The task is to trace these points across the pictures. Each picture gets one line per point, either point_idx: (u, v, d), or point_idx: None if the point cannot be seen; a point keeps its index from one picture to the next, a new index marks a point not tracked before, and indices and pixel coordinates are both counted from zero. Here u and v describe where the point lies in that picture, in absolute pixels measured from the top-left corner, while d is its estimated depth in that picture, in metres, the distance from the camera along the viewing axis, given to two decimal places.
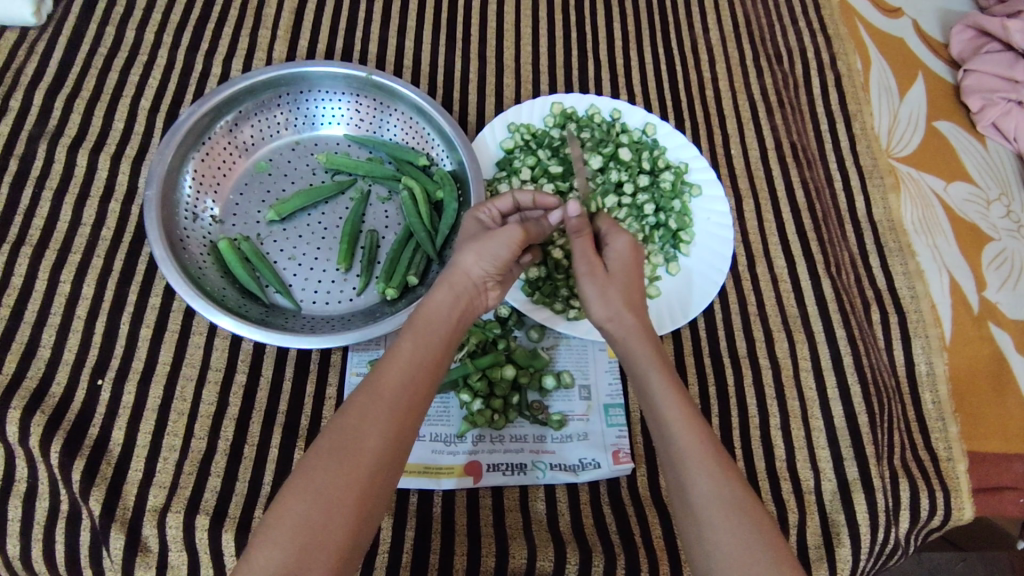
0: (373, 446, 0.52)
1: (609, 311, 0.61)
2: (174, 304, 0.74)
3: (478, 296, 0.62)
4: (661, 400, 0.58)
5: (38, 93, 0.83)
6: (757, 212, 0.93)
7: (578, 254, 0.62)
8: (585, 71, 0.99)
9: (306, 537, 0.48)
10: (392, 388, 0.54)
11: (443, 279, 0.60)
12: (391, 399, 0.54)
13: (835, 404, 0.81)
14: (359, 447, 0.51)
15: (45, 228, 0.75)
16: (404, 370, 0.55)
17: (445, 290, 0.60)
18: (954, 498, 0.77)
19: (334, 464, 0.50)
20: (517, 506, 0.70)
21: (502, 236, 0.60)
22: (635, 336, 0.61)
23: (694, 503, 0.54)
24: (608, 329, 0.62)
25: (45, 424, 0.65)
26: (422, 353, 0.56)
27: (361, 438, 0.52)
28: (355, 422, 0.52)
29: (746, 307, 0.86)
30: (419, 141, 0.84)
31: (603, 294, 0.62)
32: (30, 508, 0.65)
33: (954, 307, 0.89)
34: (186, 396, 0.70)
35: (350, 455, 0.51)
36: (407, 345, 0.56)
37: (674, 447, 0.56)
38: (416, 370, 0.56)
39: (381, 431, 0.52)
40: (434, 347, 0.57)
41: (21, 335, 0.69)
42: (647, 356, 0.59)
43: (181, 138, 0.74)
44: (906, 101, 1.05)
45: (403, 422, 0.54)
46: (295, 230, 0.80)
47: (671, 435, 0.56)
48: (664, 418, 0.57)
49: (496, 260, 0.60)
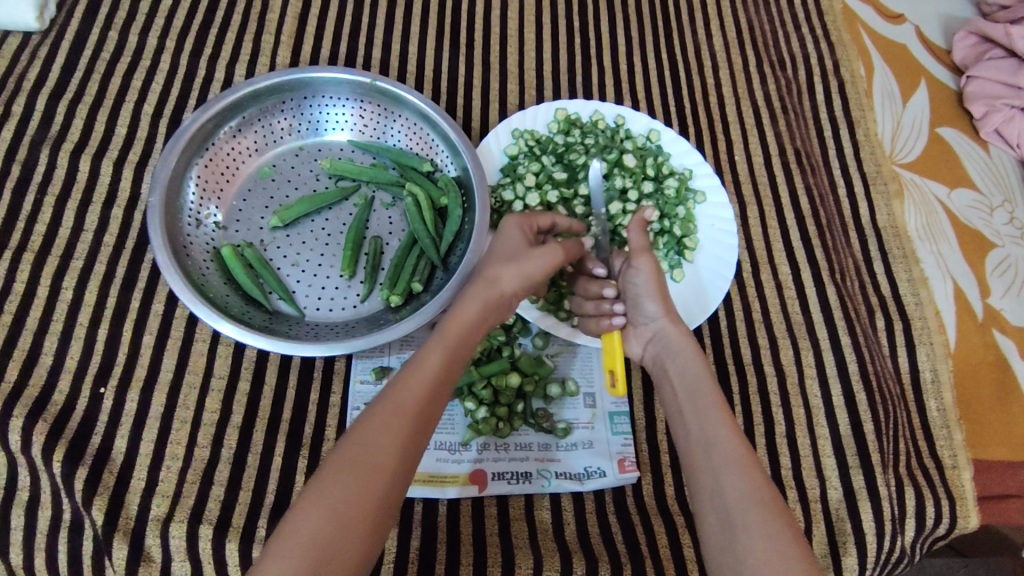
0: (392, 457, 0.52)
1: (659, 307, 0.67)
2: (177, 310, 0.74)
3: (501, 313, 0.62)
4: (702, 402, 0.60)
5: (40, 99, 0.82)
6: (761, 218, 0.92)
7: (647, 270, 0.67)
8: (588, 76, 0.99)
9: (320, 547, 0.47)
10: (414, 400, 0.54)
11: (476, 292, 0.60)
12: (412, 414, 0.53)
13: (840, 411, 0.81)
14: (377, 458, 0.51)
15: (48, 235, 0.75)
16: (427, 384, 0.55)
17: (475, 302, 0.59)
18: (959, 507, 0.77)
19: (354, 475, 0.50)
20: (522, 515, 0.70)
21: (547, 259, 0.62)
22: (684, 344, 0.65)
23: (727, 503, 0.53)
24: (655, 329, 0.67)
25: (48, 432, 0.64)
26: (446, 366, 0.57)
27: (380, 450, 0.51)
28: (373, 434, 0.52)
29: (750, 314, 0.86)
30: (423, 147, 0.83)
31: (659, 289, 0.67)
32: (32, 517, 0.65)
33: (959, 314, 0.89)
34: (189, 404, 0.69)
35: (368, 466, 0.50)
36: (431, 358, 0.56)
37: (713, 448, 0.56)
38: (438, 386, 0.56)
39: (399, 445, 0.52)
40: (455, 364, 0.58)
41: (23, 342, 0.69)
42: (692, 362, 0.63)
43: (184, 144, 0.73)
44: (909, 107, 1.05)
45: (417, 434, 0.54)
46: (299, 237, 0.79)
47: (712, 435, 0.57)
48: (709, 422, 0.58)
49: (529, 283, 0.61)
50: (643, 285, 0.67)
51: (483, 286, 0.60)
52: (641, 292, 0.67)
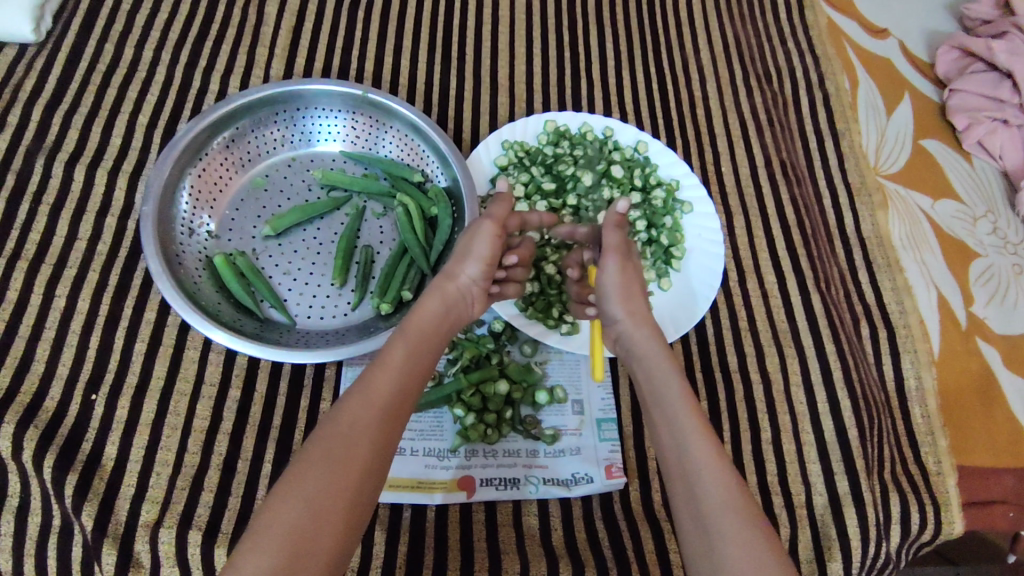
0: (364, 451, 0.52)
1: (632, 308, 0.64)
2: (170, 318, 0.74)
3: (467, 306, 0.66)
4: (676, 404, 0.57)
5: (36, 109, 0.83)
6: (748, 228, 0.94)
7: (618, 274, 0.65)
8: (578, 89, 1.01)
9: (296, 541, 0.47)
10: (383, 396, 0.55)
11: (435, 288, 0.63)
12: (381, 407, 0.54)
13: (825, 418, 0.82)
14: (349, 452, 0.51)
15: (41, 243, 0.76)
16: (395, 377, 0.56)
17: (433, 297, 0.62)
18: (944, 513, 0.77)
19: (326, 469, 0.50)
20: (510, 520, 0.71)
21: (482, 231, 0.64)
22: (651, 346, 0.62)
23: (704, 509, 0.52)
24: (626, 329, 0.64)
25: (39, 438, 0.65)
26: (412, 363, 0.58)
27: (350, 444, 0.51)
28: (343, 428, 0.52)
29: (737, 322, 0.87)
30: (414, 158, 0.85)
31: (628, 292, 0.64)
32: (23, 522, 0.65)
33: (943, 322, 0.91)
34: (180, 410, 0.70)
35: (340, 460, 0.51)
36: (397, 352, 0.58)
37: (685, 452, 0.54)
38: (405, 380, 0.56)
39: (370, 439, 0.52)
40: (424, 357, 0.59)
41: (15, 349, 0.69)
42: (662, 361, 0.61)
43: (177, 156, 0.74)
44: (893, 120, 1.07)
45: (390, 429, 0.54)
46: (291, 246, 0.80)
47: (683, 440, 0.55)
48: (680, 425, 0.56)
49: (479, 259, 0.64)
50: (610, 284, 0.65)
51: (442, 282, 0.63)
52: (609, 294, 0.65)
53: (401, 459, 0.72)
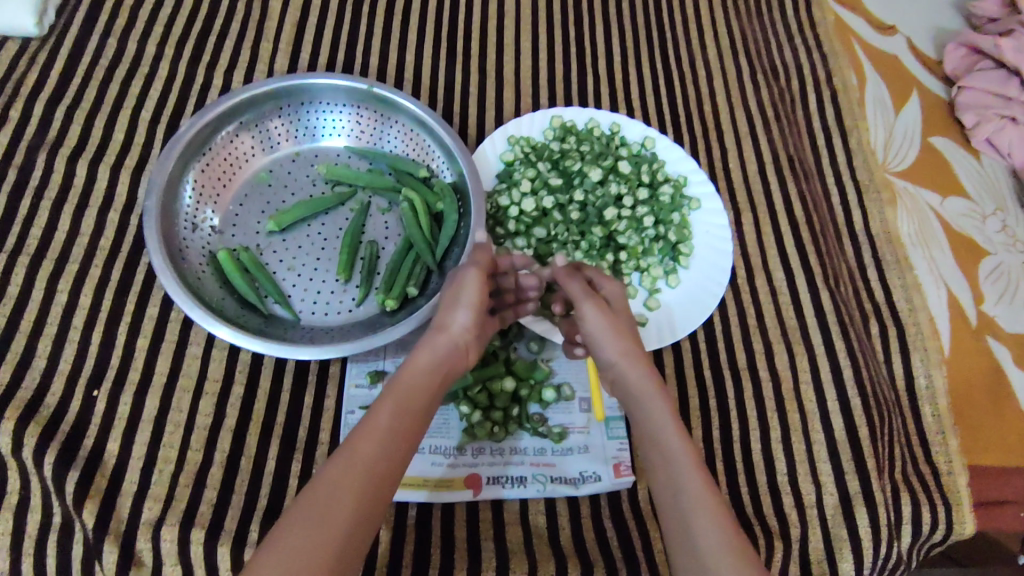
0: (345, 516, 0.49)
1: (623, 347, 0.61)
2: (172, 314, 0.74)
3: (464, 358, 0.62)
4: (670, 444, 0.56)
5: (38, 103, 0.83)
6: (756, 225, 0.93)
7: (590, 317, 0.63)
8: (584, 84, 1.00)
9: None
10: (369, 456, 0.51)
11: (427, 341, 0.59)
12: (366, 468, 0.51)
13: (835, 416, 0.81)
14: (329, 519, 0.48)
15: (43, 238, 0.75)
16: (380, 440, 0.52)
17: (425, 350, 0.58)
18: (955, 512, 0.76)
19: (304, 537, 0.47)
20: (517, 520, 0.70)
21: (468, 278, 0.62)
22: (645, 386, 0.60)
23: (700, 553, 0.51)
24: (618, 368, 0.61)
25: (39, 434, 0.64)
26: (404, 417, 0.54)
27: (332, 511, 0.48)
28: (325, 491, 0.49)
29: (745, 319, 0.86)
30: (419, 152, 0.84)
31: (616, 333, 0.62)
32: (22, 520, 0.64)
33: (952, 320, 0.90)
34: (183, 406, 0.69)
35: (320, 527, 0.48)
36: (383, 412, 0.54)
37: (683, 500, 0.53)
38: (394, 437, 0.53)
39: (352, 504, 0.49)
40: (414, 415, 0.55)
41: (16, 344, 0.68)
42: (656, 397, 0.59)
43: (181, 150, 0.73)
44: (901, 117, 1.06)
45: (376, 491, 0.51)
46: (295, 241, 0.79)
47: (679, 487, 0.54)
48: (676, 467, 0.55)
49: (468, 309, 0.61)
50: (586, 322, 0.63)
51: (436, 331, 0.59)
52: (594, 335, 0.63)
53: None
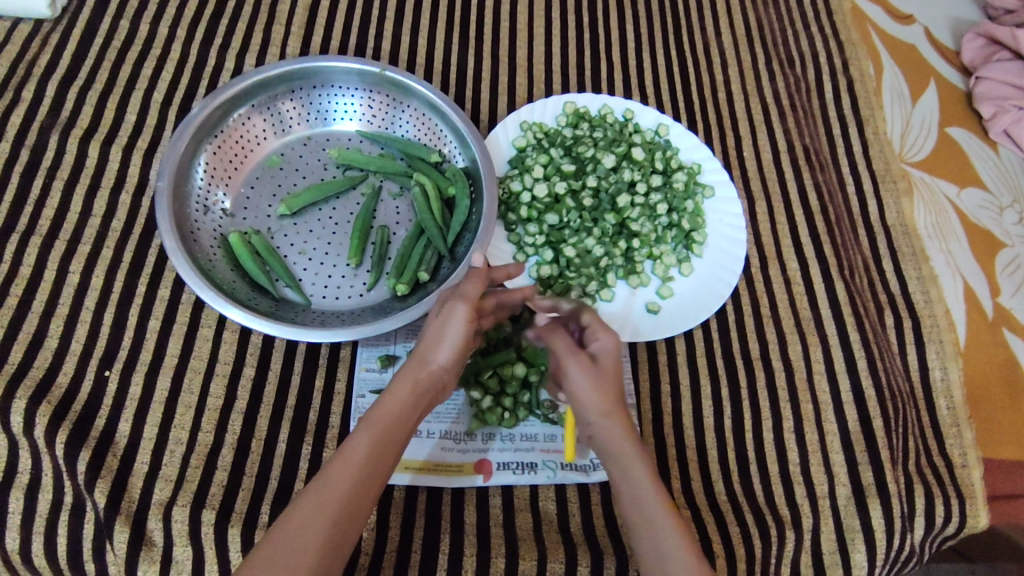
0: (311, 554, 0.50)
1: (606, 409, 0.59)
2: (184, 295, 0.73)
3: (440, 390, 0.61)
4: (650, 503, 0.57)
5: (51, 84, 0.82)
6: (770, 214, 0.92)
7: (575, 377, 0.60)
8: (598, 71, 0.99)
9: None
10: (338, 495, 0.52)
11: (405, 373, 0.58)
12: (335, 507, 0.52)
13: (848, 407, 0.80)
14: (296, 557, 0.50)
15: (55, 219, 0.75)
16: (354, 476, 0.53)
17: (403, 385, 0.57)
18: (969, 506, 0.76)
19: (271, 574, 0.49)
20: (527, 506, 0.69)
21: (454, 317, 0.59)
22: (625, 446, 0.58)
23: None
24: (598, 429, 0.60)
25: (51, 414, 0.64)
26: (377, 455, 0.55)
27: (298, 548, 0.50)
28: (294, 529, 0.51)
29: (758, 308, 0.85)
30: (431, 137, 0.83)
31: (598, 392, 0.59)
32: (33, 500, 0.63)
33: (969, 313, 0.89)
34: (194, 388, 0.69)
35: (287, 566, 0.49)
36: (359, 447, 0.54)
37: (666, 560, 0.55)
38: (366, 475, 0.54)
39: (319, 542, 0.51)
40: (390, 450, 0.55)
41: (28, 324, 0.68)
42: (633, 453, 0.58)
43: (193, 131, 0.73)
44: (918, 107, 1.04)
45: (344, 528, 0.52)
46: (306, 225, 0.79)
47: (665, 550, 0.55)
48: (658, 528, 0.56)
49: (451, 351, 0.59)
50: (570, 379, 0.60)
51: (414, 365, 0.58)
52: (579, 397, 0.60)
53: (417, 441, 0.70)
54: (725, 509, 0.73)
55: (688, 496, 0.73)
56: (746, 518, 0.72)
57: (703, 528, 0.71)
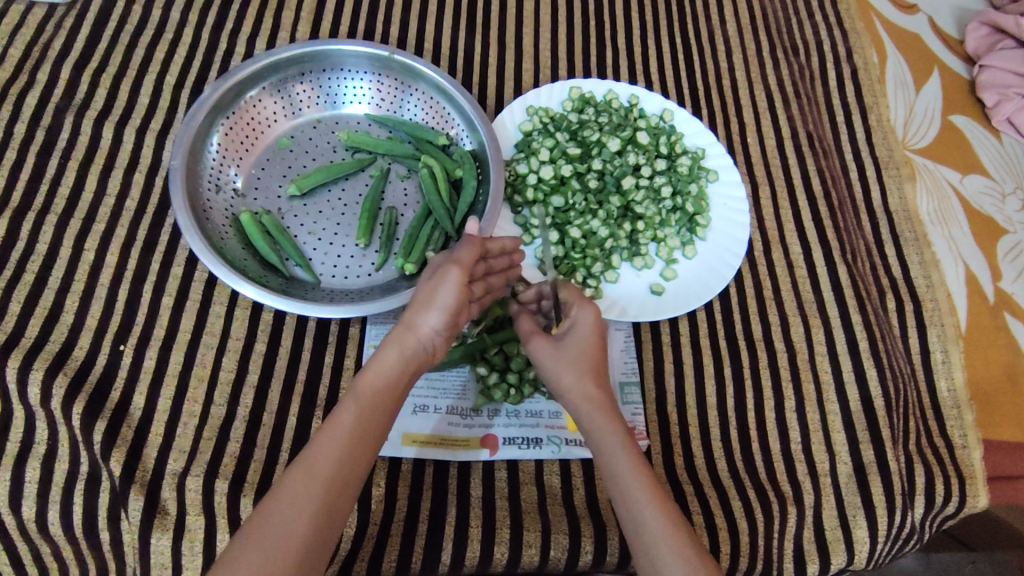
0: (303, 524, 0.52)
1: (566, 381, 0.61)
2: (196, 273, 0.75)
3: (431, 355, 0.61)
4: (626, 476, 0.59)
5: (66, 67, 0.84)
6: (773, 199, 0.93)
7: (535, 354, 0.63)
8: (603, 57, 1.00)
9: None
10: (326, 466, 0.54)
11: (393, 340, 0.58)
12: (325, 478, 0.53)
13: (851, 388, 0.81)
14: (290, 527, 0.51)
15: (71, 198, 0.76)
16: (343, 445, 0.55)
17: (391, 350, 0.58)
18: (969, 485, 0.77)
19: (265, 545, 0.51)
20: (532, 480, 0.71)
21: (447, 280, 0.59)
22: (597, 420, 0.61)
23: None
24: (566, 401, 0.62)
25: (68, 386, 0.65)
26: (363, 426, 0.56)
27: (289, 520, 0.52)
28: (285, 502, 0.52)
29: (762, 291, 0.86)
30: (440, 120, 0.84)
31: (558, 368, 0.62)
32: (49, 469, 0.65)
33: (970, 297, 0.90)
34: (206, 362, 0.70)
35: (281, 536, 0.51)
36: (345, 418, 0.56)
37: (641, 530, 0.57)
38: (353, 446, 0.55)
39: (312, 512, 0.52)
40: (378, 419, 0.57)
41: (44, 299, 0.70)
42: (607, 428, 0.60)
43: (207, 112, 0.75)
44: (922, 95, 1.05)
45: (334, 497, 0.53)
46: (316, 206, 0.80)
47: (636, 515, 0.58)
48: (634, 500, 0.58)
49: (442, 314, 0.58)
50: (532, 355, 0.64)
51: (402, 333, 0.58)
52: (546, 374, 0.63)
53: (424, 416, 0.72)
54: (727, 486, 0.74)
55: (691, 472, 0.75)
56: (748, 494, 0.74)
57: (706, 504, 0.72)
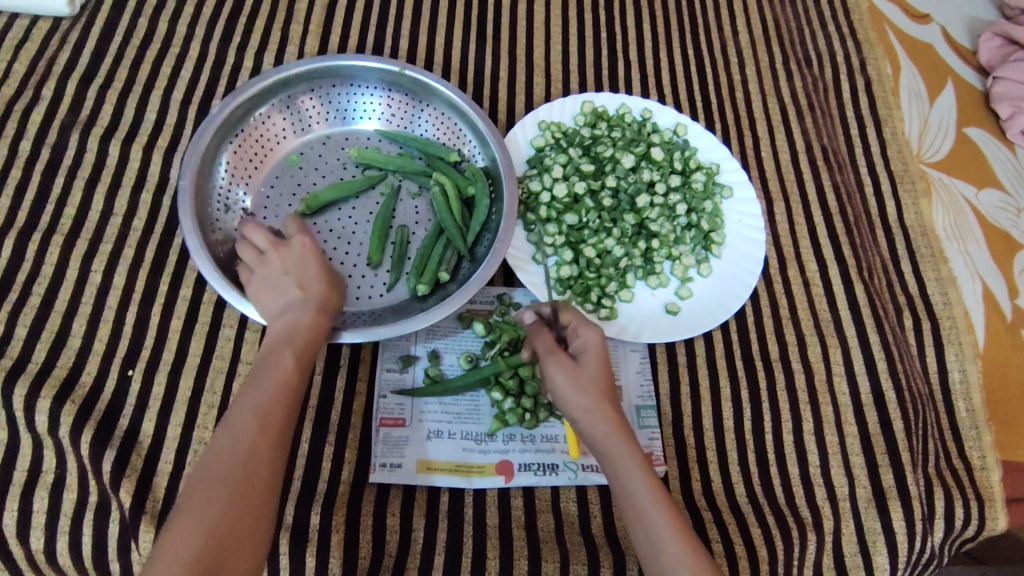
0: (255, 441, 0.54)
1: (585, 403, 0.60)
2: (205, 295, 0.73)
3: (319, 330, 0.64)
4: (647, 500, 0.58)
5: (71, 82, 0.82)
6: (788, 214, 0.92)
7: (553, 368, 0.61)
8: (615, 70, 0.99)
9: (205, 571, 0.49)
10: (268, 390, 0.57)
11: (298, 302, 0.62)
12: (269, 400, 0.57)
13: (869, 409, 0.80)
14: (244, 448, 0.54)
15: (77, 218, 0.75)
16: (280, 371, 0.58)
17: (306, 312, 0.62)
18: (988, 508, 0.76)
19: (224, 467, 0.53)
20: (548, 507, 0.69)
21: (313, 252, 0.65)
22: (615, 443, 0.59)
23: None
24: (579, 422, 0.61)
25: (76, 414, 0.64)
26: (295, 358, 0.60)
27: (240, 440, 0.54)
28: (235, 430, 0.55)
29: (778, 311, 0.85)
30: (451, 136, 0.83)
31: (580, 387, 0.60)
32: (57, 499, 0.64)
33: (987, 315, 0.88)
34: (217, 387, 0.69)
35: (237, 456, 0.53)
36: (281, 353, 0.60)
37: (662, 555, 0.56)
38: (293, 373, 0.59)
39: (261, 432, 0.55)
40: (307, 353, 0.61)
41: (51, 324, 0.68)
42: (627, 451, 0.59)
43: (215, 130, 0.73)
44: (936, 107, 1.04)
45: (277, 420, 0.56)
46: (326, 225, 0.79)
47: (656, 538, 0.57)
48: (653, 523, 0.57)
49: (328, 274, 0.65)
50: (549, 369, 0.61)
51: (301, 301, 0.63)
52: (562, 393, 0.61)
53: (439, 441, 0.70)
54: (745, 510, 0.73)
55: (709, 497, 0.73)
56: (767, 520, 0.72)
57: (725, 530, 0.71)
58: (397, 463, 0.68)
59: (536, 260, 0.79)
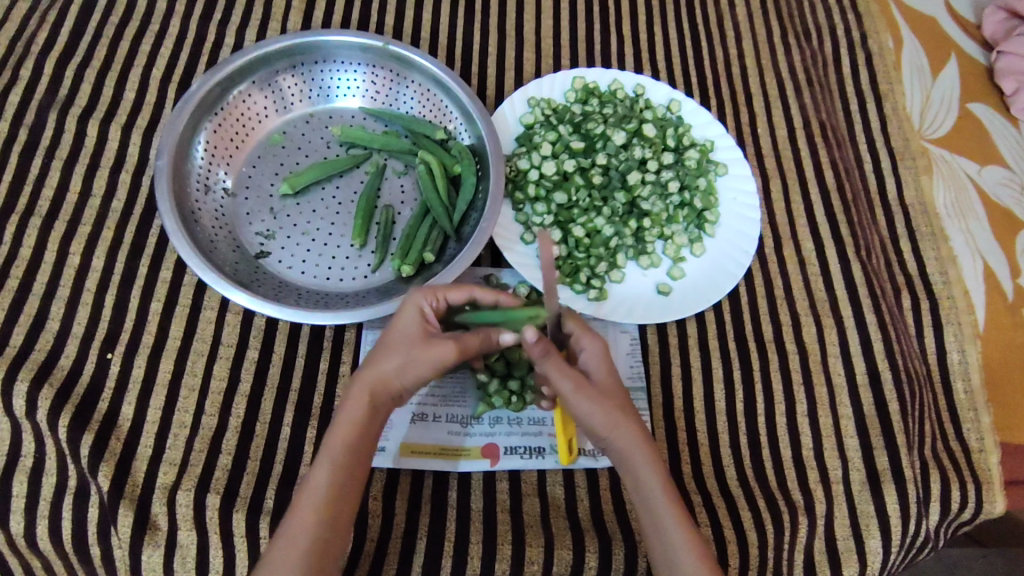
0: (319, 504, 0.54)
1: (609, 418, 0.58)
2: (186, 277, 0.72)
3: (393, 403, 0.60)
4: (668, 517, 0.58)
5: (49, 61, 0.81)
6: (784, 192, 0.89)
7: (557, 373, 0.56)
8: (608, 45, 0.96)
9: None
10: (337, 449, 0.55)
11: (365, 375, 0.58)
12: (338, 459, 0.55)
13: (864, 391, 0.78)
14: (309, 512, 0.54)
15: (55, 199, 0.73)
16: (350, 431, 0.56)
17: (358, 397, 0.57)
18: (985, 492, 0.74)
19: (292, 530, 0.53)
20: (535, 491, 0.68)
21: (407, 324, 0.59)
22: (636, 455, 0.58)
23: None
24: (602, 434, 0.59)
25: (53, 397, 0.63)
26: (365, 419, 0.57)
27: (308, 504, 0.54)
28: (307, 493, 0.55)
29: (772, 291, 0.83)
30: (437, 114, 0.81)
31: (599, 403, 0.58)
32: (36, 484, 0.63)
33: (988, 295, 0.86)
34: (197, 370, 0.68)
35: (304, 521, 0.54)
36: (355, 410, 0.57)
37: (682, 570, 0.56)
38: (364, 432, 0.56)
39: (326, 496, 0.54)
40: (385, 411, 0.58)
41: (29, 307, 0.67)
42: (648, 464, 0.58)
43: (193, 109, 0.72)
44: (939, 82, 1.00)
45: (344, 482, 0.55)
46: (309, 205, 0.77)
47: (677, 560, 0.57)
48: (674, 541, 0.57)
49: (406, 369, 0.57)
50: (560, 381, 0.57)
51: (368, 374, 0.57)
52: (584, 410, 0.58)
53: (424, 424, 0.69)
54: (736, 494, 0.72)
55: (699, 480, 0.72)
56: (758, 503, 0.71)
57: (715, 514, 0.70)
58: (381, 446, 0.67)
59: (524, 239, 0.78)
